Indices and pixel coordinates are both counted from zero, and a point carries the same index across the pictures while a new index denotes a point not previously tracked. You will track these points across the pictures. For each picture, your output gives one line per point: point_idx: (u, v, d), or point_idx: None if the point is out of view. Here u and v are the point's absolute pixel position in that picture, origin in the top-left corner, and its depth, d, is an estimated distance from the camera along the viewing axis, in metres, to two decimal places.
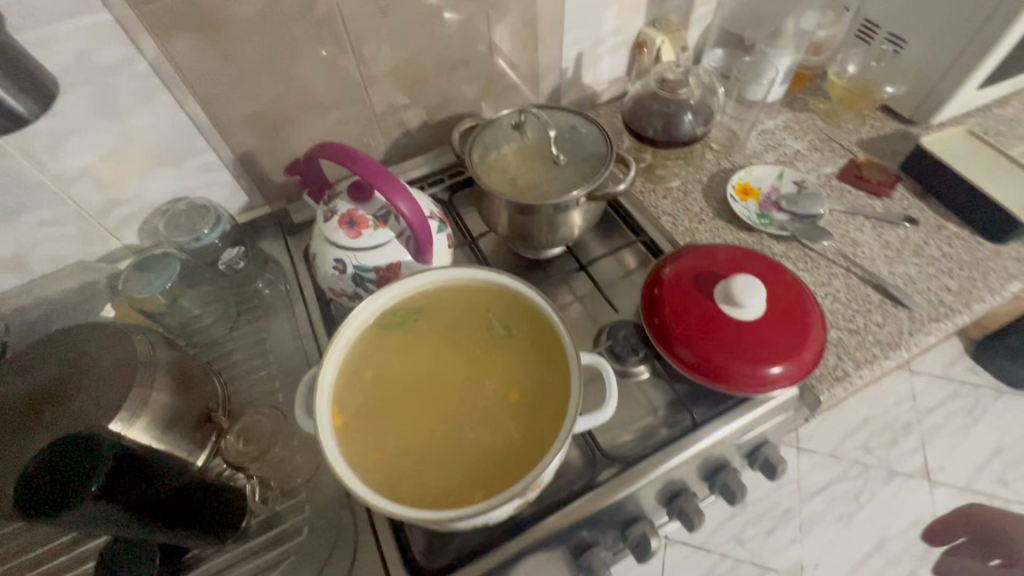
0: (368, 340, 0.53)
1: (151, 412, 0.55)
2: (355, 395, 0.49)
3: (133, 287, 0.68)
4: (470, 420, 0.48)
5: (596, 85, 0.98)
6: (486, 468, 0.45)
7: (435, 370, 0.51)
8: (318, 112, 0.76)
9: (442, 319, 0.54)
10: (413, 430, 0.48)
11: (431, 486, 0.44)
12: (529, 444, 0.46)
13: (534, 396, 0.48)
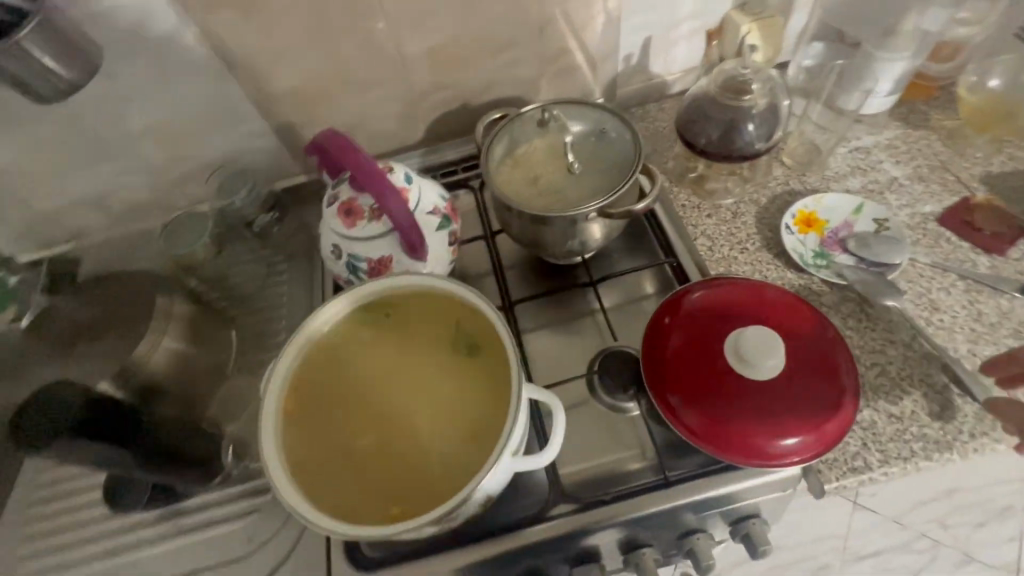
0: (336, 332, 0.54)
1: (160, 359, 0.62)
2: (312, 383, 0.51)
3: (177, 240, 0.76)
4: (409, 435, 0.49)
5: (666, 75, 0.87)
6: (409, 487, 0.46)
7: (392, 375, 0.52)
8: (356, 89, 0.76)
9: (411, 322, 0.54)
10: (355, 433, 0.49)
11: (354, 493, 0.46)
12: (455, 475, 0.46)
13: (475, 428, 0.48)
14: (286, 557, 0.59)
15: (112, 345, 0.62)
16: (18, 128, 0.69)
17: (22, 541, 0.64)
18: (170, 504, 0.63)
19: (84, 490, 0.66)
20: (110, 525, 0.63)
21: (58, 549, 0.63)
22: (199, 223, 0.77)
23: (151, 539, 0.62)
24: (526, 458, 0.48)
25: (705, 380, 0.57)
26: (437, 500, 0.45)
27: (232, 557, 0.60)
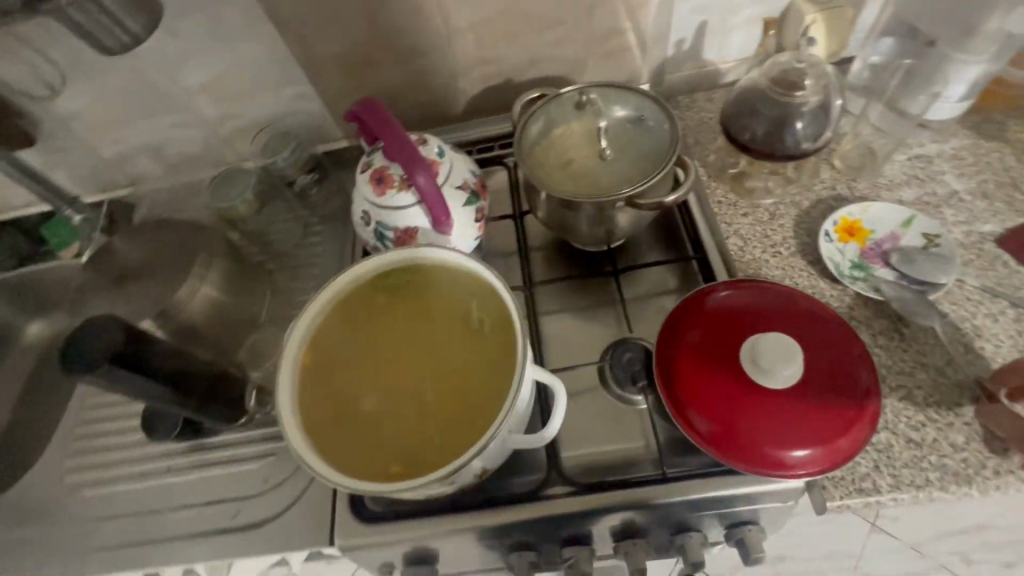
0: (357, 295, 0.56)
1: (197, 303, 0.66)
2: (330, 341, 0.54)
3: (223, 193, 0.80)
4: (414, 401, 0.50)
5: (720, 63, 0.83)
6: (407, 451, 0.48)
7: (405, 342, 0.53)
8: (401, 58, 0.77)
9: (428, 293, 0.55)
10: (365, 392, 0.51)
11: (357, 449, 0.48)
12: (453, 445, 0.48)
13: (477, 402, 0.49)
14: (294, 501, 0.62)
15: (157, 286, 0.66)
16: (88, 75, 0.74)
17: (76, 453, 0.72)
18: (197, 437, 0.68)
19: (128, 415, 0.73)
20: (146, 449, 0.70)
21: (103, 465, 0.70)
22: (245, 179, 0.81)
23: (179, 467, 0.68)
24: (525, 438, 0.49)
25: (717, 382, 0.56)
26: (433, 466, 0.47)
27: (247, 494, 0.64)
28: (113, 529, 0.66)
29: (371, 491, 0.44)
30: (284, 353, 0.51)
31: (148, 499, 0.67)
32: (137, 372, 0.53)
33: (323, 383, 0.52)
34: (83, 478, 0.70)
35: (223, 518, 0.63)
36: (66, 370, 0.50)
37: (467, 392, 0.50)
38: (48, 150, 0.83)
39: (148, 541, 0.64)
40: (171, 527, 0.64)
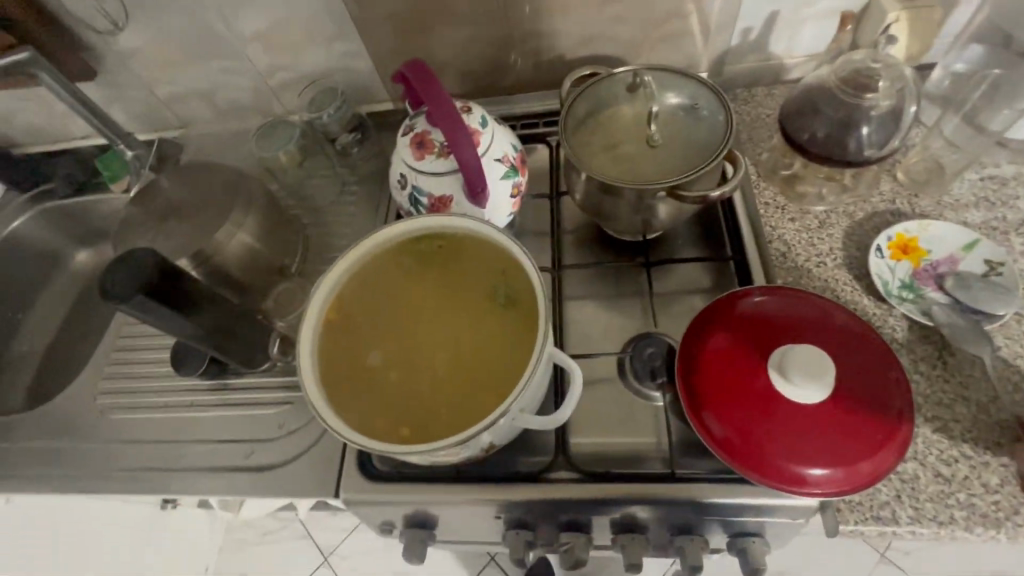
0: (387, 256, 0.56)
1: (232, 249, 0.68)
2: (355, 298, 0.54)
3: (267, 143, 0.81)
4: (430, 368, 0.50)
5: (786, 57, 0.78)
6: (416, 416, 0.48)
7: (427, 309, 0.53)
8: (454, 23, 0.75)
9: (456, 264, 0.55)
10: (383, 353, 0.52)
11: (369, 406, 0.49)
12: (463, 416, 0.48)
13: (493, 378, 0.49)
14: (306, 450, 0.64)
15: (195, 227, 0.68)
16: (149, 14, 0.75)
17: (108, 377, 0.76)
18: (221, 377, 0.71)
19: (162, 347, 0.77)
20: (175, 381, 0.73)
21: (133, 390, 0.74)
22: (289, 132, 0.81)
23: (202, 403, 0.70)
24: (536, 419, 0.48)
25: (739, 389, 0.54)
26: (441, 434, 0.47)
27: (263, 437, 0.66)
28: (135, 453, 0.69)
29: (377, 450, 0.45)
30: (309, 303, 0.52)
31: (170, 429, 0.70)
32: (169, 307, 0.54)
33: (344, 338, 0.52)
34: (114, 400, 0.74)
35: (238, 457, 0.66)
36: (104, 297, 0.51)
37: (482, 368, 0.49)
38: (107, 85, 0.86)
39: (166, 468, 0.67)
40: (189, 458, 0.67)
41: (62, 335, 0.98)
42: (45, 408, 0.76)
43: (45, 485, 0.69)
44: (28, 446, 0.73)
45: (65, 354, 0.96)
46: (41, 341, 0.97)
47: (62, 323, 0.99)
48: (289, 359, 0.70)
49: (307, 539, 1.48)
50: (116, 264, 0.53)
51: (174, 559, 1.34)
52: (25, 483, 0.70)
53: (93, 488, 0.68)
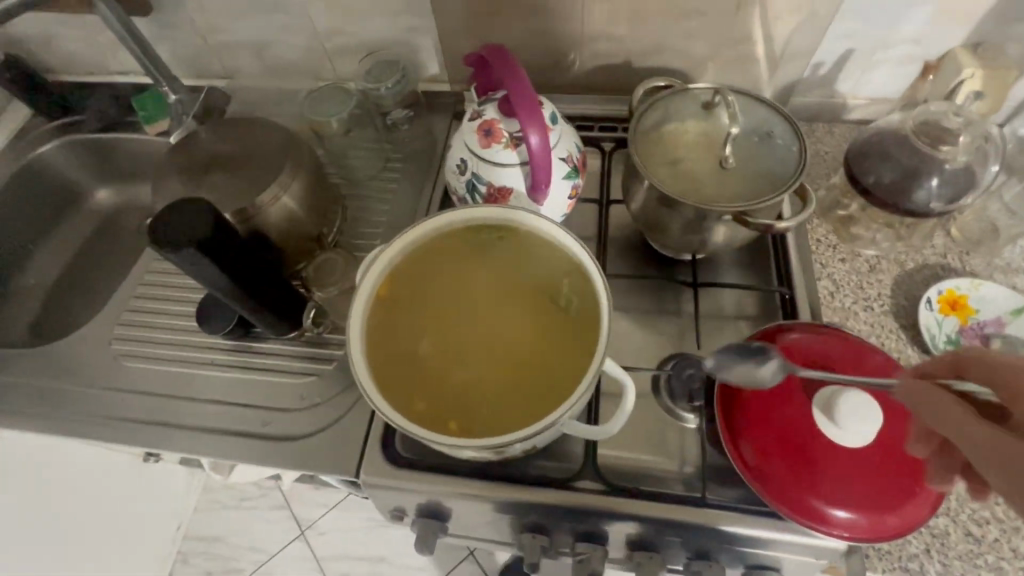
0: (444, 240, 0.54)
1: (276, 211, 0.66)
2: (407, 279, 0.53)
3: (318, 107, 0.79)
4: (481, 361, 0.49)
5: (850, 97, 0.78)
6: (460, 410, 0.47)
7: (481, 300, 0.52)
8: (527, 14, 0.74)
9: (515, 259, 0.53)
10: (434, 339, 0.51)
11: (416, 392, 0.48)
12: (513, 416, 0.47)
13: (546, 381, 0.48)
14: (327, 426, 0.63)
15: (238, 182, 0.66)
16: None
17: (124, 322, 0.74)
18: (244, 339, 0.69)
19: (183, 300, 0.74)
20: (195, 336, 0.71)
21: (150, 340, 0.72)
22: (342, 98, 0.79)
23: (223, 363, 0.69)
24: (584, 428, 0.48)
25: (779, 422, 0.54)
26: (488, 431, 0.46)
27: (283, 406, 0.65)
28: (146, 404, 0.67)
29: (422, 439, 0.44)
30: (363, 279, 0.51)
31: (185, 385, 0.68)
32: (217, 263, 0.53)
33: (392, 318, 0.51)
34: (128, 347, 0.72)
35: (255, 423, 0.64)
36: (154, 244, 0.49)
37: (533, 369, 0.48)
38: (157, 23, 0.83)
39: (178, 425, 0.65)
40: (203, 417, 0.65)
41: (73, 273, 0.95)
42: (53, 346, 0.73)
43: (47, 426, 0.67)
44: (33, 383, 0.71)
45: (78, 292, 0.93)
46: (49, 276, 0.94)
47: (74, 260, 0.97)
48: (319, 330, 0.68)
49: (285, 510, 1.46)
50: (169, 212, 0.51)
51: None
52: (27, 420, 0.68)
53: (99, 435, 0.66)
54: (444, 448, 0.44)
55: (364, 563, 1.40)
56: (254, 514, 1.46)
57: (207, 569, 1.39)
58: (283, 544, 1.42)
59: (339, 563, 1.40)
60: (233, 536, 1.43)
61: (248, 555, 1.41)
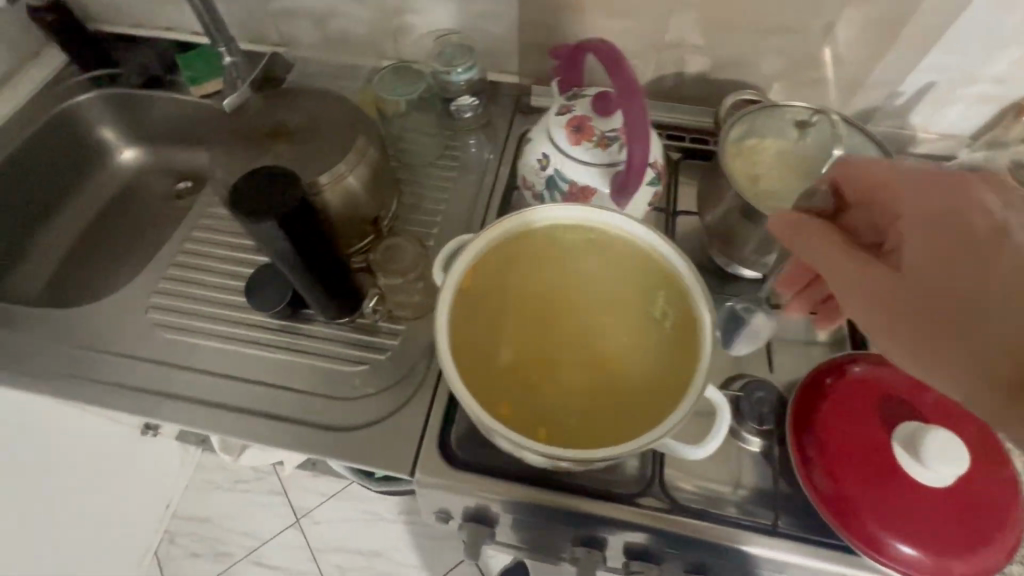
0: (531, 238, 0.52)
1: (341, 189, 0.62)
2: (492, 272, 0.50)
3: (384, 86, 0.76)
4: (570, 368, 0.47)
5: (920, 129, 0.78)
6: (548, 417, 0.45)
7: (569, 303, 0.50)
8: (612, 13, 0.72)
9: (606, 263, 0.51)
10: (519, 341, 0.48)
11: (501, 395, 0.46)
12: (604, 428, 0.45)
13: (639, 395, 0.46)
14: (381, 419, 0.60)
15: (304, 155, 0.62)
16: None
17: (162, 291, 0.70)
18: (293, 319, 0.66)
19: (225, 273, 0.70)
20: (238, 312, 0.67)
21: (190, 312, 0.68)
22: (410, 79, 0.76)
23: (269, 342, 0.65)
24: (676, 446, 0.46)
25: (854, 455, 0.53)
26: (578, 441, 0.44)
27: (332, 394, 0.62)
28: (185, 380, 0.63)
29: (514, 445, 0.42)
30: (449, 272, 0.48)
31: (227, 363, 0.64)
32: (292, 238, 0.49)
33: (476, 312, 0.49)
34: (165, 317, 0.68)
35: (303, 410, 0.61)
36: (234, 210, 0.46)
37: (625, 381, 0.46)
38: None
39: (220, 405, 0.62)
40: (247, 399, 0.62)
41: (96, 234, 0.91)
42: (83, 310, 0.69)
43: (77, 395, 0.63)
44: (60, 347, 0.67)
45: (102, 255, 0.89)
46: (72, 235, 0.90)
47: (97, 221, 0.92)
48: (375, 317, 0.65)
49: (281, 497, 1.40)
50: (251, 179, 0.47)
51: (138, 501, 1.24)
52: (54, 387, 0.64)
53: (136, 409, 0.62)
54: (535, 456, 0.42)
55: (360, 558, 1.35)
56: (248, 498, 1.40)
57: (194, 552, 1.35)
58: (277, 531, 1.37)
59: (334, 556, 1.35)
60: (224, 519, 1.38)
61: (240, 541, 1.36)
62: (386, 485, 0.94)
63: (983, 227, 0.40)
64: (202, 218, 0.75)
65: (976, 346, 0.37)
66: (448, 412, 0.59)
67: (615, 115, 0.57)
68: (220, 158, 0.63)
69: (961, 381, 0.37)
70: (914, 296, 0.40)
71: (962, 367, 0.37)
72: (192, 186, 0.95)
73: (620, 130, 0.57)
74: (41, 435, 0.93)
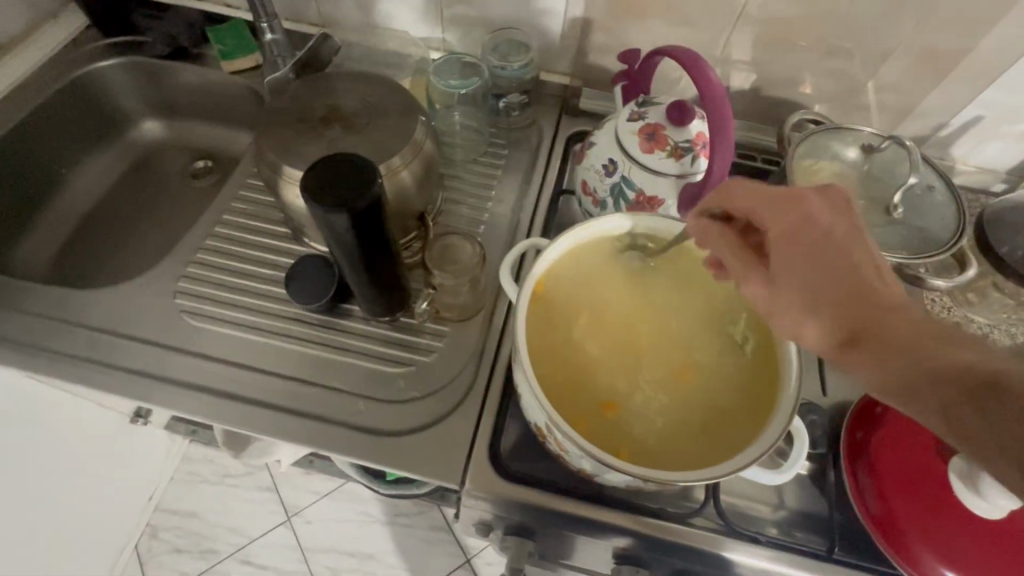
0: (608, 256, 0.54)
1: (393, 181, 0.59)
2: (568, 283, 0.53)
3: (436, 76, 0.73)
4: (650, 386, 0.49)
5: (958, 162, 0.76)
6: (623, 431, 0.47)
7: (640, 319, 0.52)
8: (672, 21, 0.70)
9: (677, 283, 0.54)
10: (599, 357, 0.50)
11: (582, 410, 0.47)
12: (685, 446, 0.47)
13: (720, 415, 0.48)
14: (426, 424, 0.58)
15: (356, 144, 0.59)
16: None
17: (190, 276, 0.66)
18: (335, 314, 0.63)
19: (257, 260, 0.67)
20: (274, 304, 0.64)
21: (220, 300, 0.64)
22: (463, 73, 0.73)
23: (306, 336, 0.62)
24: (759, 470, 0.47)
25: (907, 484, 0.51)
26: (661, 460, 0.46)
27: (375, 396, 0.59)
28: (217, 373, 0.60)
29: (596, 456, 0.43)
30: (526, 283, 0.48)
31: (261, 356, 0.61)
32: (362, 231, 0.47)
33: (550, 319, 0.51)
34: (193, 305, 0.64)
35: (345, 411, 0.58)
36: (309, 199, 0.43)
37: (698, 403, 0.49)
38: None
39: (254, 401, 0.58)
40: (285, 397, 0.59)
41: (109, 208, 0.86)
42: (103, 290, 0.65)
43: (98, 383, 0.59)
44: (79, 330, 0.62)
45: (114, 233, 0.84)
46: (82, 210, 0.85)
47: (110, 195, 0.87)
48: (423, 317, 0.62)
49: (272, 493, 1.30)
50: (328, 167, 0.45)
51: (126, 494, 1.15)
52: (71, 371, 0.60)
53: (158, 399, 0.58)
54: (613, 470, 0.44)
55: (351, 559, 1.25)
56: (237, 493, 1.30)
57: (178, 548, 1.24)
58: (267, 528, 1.27)
59: (324, 556, 1.24)
60: (211, 513, 1.27)
61: (226, 537, 1.25)
62: (392, 490, 0.91)
63: (833, 222, 0.41)
64: (232, 203, 0.71)
65: (859, 334, 0.37)
66: (499, 420, 0.57)
67: (690, 125, 0.56)
68: (267, 140, 0.60)
69: (859, 367, 0.37)
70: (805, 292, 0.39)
71: (862, 354, 0.37)
72: (210, 166, 0.91)
73: (694, 141, 0.55)
74: (37, 432, 0.83)
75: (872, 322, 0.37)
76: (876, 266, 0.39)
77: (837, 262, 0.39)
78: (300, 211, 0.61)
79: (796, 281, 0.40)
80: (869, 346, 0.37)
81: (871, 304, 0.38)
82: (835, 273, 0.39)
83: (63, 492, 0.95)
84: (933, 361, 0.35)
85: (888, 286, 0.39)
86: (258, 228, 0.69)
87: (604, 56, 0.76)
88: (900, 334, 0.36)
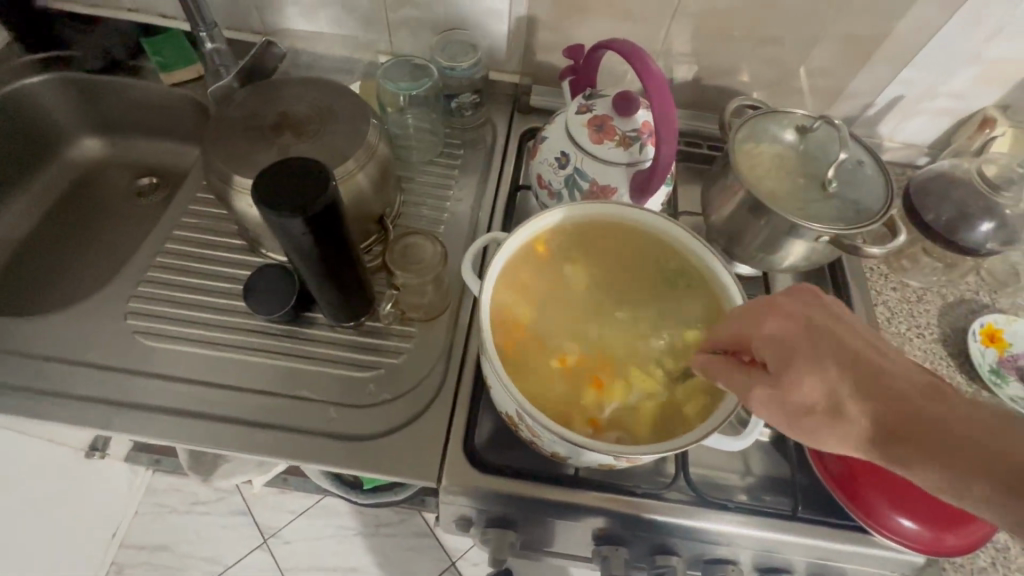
0: (561, 239, 0.56)
1: (349, 186, 0.59)
2: (530, 267, 0.55)
3: (387, 77, 0.72)
4: (613, 364, 0.51)
5: (885, 139, 0.82)
6: (591, 415, 0.49)
7: (601, 301, 0.55)
8: (614, 16, 0.72)
9: (636, 266, 0.56)
10: (560, 333, 0.52)
11: (553, 370, 0.50)
12: (658, 405, 0.50)
13: (679, 379, 0.51)
14: (398, 427, 0.57)
15: (310, 149, 0.59)
16: None
17: (141, 295, 0.64)
18: (297, 323, 0.62)
19: (211, 275, 0.65)
20: (233, 317, 0.62)
21: (173, 317, 0.62)
22: (414, 73, 0.73)
23: (268, 347, 0.61)
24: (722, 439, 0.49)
25: None
26: (630, 433, 0.48)
27: (346, 401, 0.58)
28: (178, 391, 0.58)
29: (564, 438, 0.44)
30: (486, 277, 0.49)
31: (223, 371, 0.59)
32: (318, 235, 0.46)
33: (516, 305, 0.53)
34: (146, 324, 0.62)
35: (315, 419, 0.57)
36: (259, 207, 0.43)
37: (659, 379, 0.51)
38: None
39: (219, 416, 0.57)
40: (251, 411, 0.57)
41: (50, 231, 0.82)
42: (50, 316, 0.62)
43: (52, 412, 0.56)
44: (24, 358, 0.59)
45: (57, 256, 0.80)
46: (18, 236, 0.80)
47: (49, 217, 0.83)
48: (388, 319, 0.62)
49: (247, 516, 1.26)
50: (276, 173, 0.44)
51: (99, 512, 1.10)
52: (19, 402, 0.57)
53: (119, 421, 0.56)
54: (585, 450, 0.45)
55: None
56: (209, 520, 1.25)
57: None
58: (244, 553, 1.22)
59: None
60: (183, 543, 1.22)
61: (201, 566, 1.20)
62: (371, 499, 0.90)
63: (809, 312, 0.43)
64: (181, 217, 0.69)
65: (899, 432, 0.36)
66: (472, 417, 0.57)
67: (636, 115, 0.58)
68: (216, 151, 0.58)
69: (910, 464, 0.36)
70: (820, 393, 0.39)
71: (914, 454, 0.35)
72: (156, 183, 0.88)
73: (641, 130, 0.57)
74: None
75: (911, 414, 0.36)
76: (859, 342, 0.41)
77: (841, 361, 0.39)
78: (254, 220, 0.60)
79: (803, 377, 0.39)
80: (927, 437, 0.35)
81: (887, 392, 0.37)
82: (840, 370, 0.39)
83: (41, 510, 0.91)
84: (991, 439, 0.33)
85: (889, 359, 0.40)
86: (211, 241, 0.68)
87: (551, 53, 0.78)
88: (945, 427, 0.35)
